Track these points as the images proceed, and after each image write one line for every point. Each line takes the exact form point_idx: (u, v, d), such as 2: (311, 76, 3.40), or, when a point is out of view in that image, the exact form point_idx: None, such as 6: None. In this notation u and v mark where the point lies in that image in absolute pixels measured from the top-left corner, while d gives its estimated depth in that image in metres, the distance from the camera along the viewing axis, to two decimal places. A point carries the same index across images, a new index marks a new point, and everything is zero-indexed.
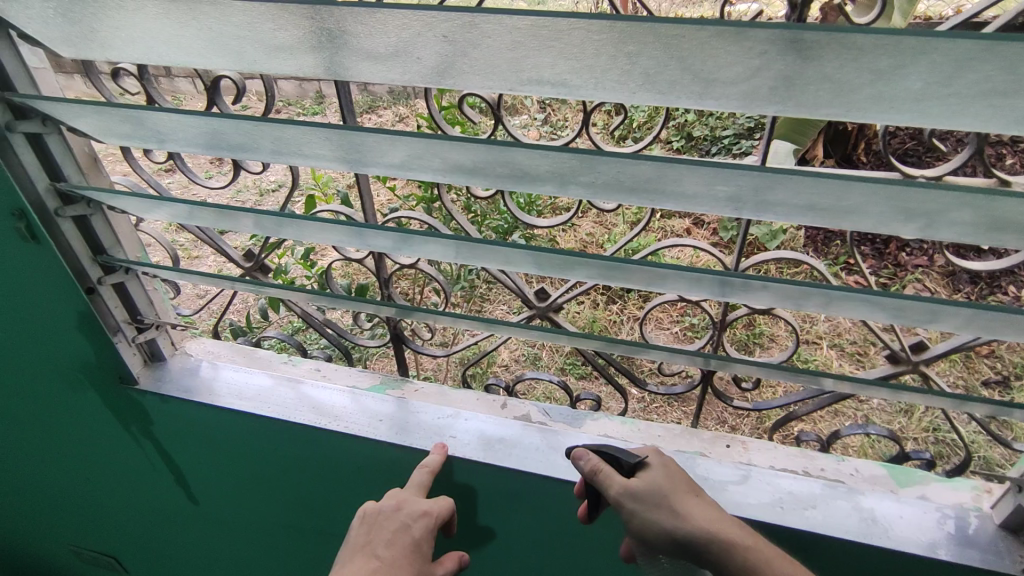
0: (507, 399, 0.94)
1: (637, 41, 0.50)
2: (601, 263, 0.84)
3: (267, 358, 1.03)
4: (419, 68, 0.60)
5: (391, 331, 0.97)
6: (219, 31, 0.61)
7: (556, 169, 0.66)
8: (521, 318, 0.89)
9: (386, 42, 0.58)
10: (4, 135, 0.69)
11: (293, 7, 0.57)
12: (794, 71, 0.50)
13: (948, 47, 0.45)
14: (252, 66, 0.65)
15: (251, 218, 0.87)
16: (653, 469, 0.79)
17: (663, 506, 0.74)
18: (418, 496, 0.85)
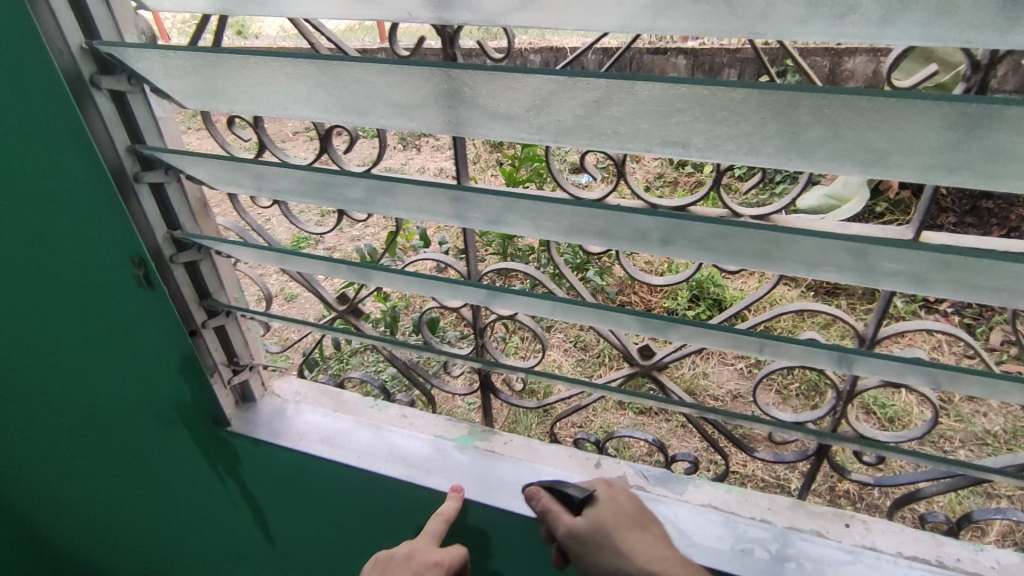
0: (601, 459, 0.88)
1: (813, 109, 0.48)
2: (703, 329, 0.79)
3: (354, 403, 1.00)
4: (553, 129, 0.57)
5: (481, 381, 0.95)
6: (353, 89, 0.61)
7: (682, 229, 0.63)
8: (621, 377, 0.84)
9: (523, 101, 0.56)
10: (130, 186, 0.70)
11: (429, 70, 0.57)
12: (987, 145, 0.46)
13: None
14: (371, 121, 0.64)
15: (349, 267, 0.85)
16: (600, 503, 0.78)
17: (608, 546, 0.74)
18: (430, 545, 0.82)
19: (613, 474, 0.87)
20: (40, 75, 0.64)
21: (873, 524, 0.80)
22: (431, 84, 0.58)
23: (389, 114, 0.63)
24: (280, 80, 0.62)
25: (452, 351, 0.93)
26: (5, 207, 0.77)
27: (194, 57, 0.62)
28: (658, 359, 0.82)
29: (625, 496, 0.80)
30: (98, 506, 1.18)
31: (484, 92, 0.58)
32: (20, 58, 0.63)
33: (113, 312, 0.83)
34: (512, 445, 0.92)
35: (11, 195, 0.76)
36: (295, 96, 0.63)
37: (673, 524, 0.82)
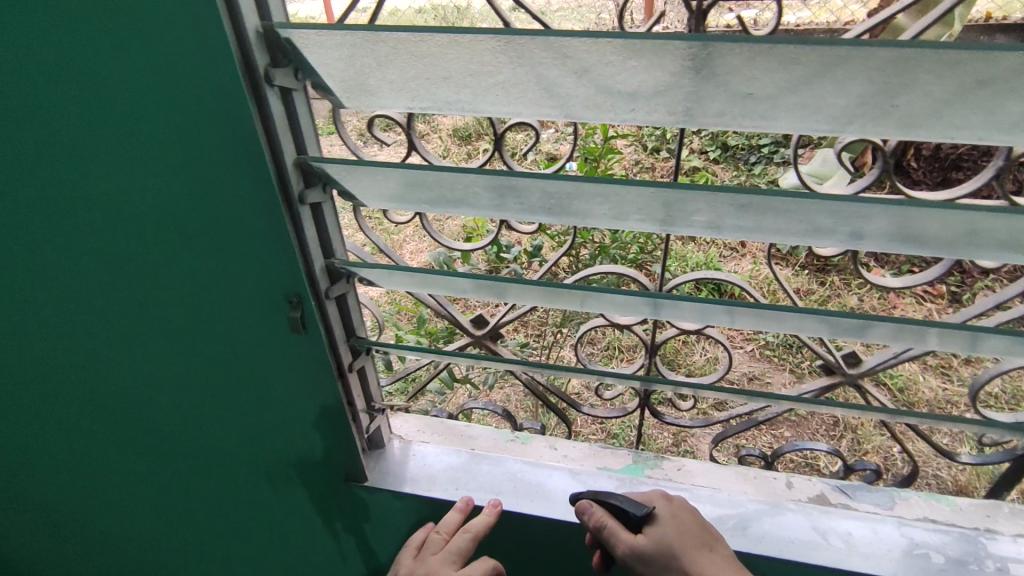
0: (792, 478, 0.84)
1: None
2: (902, 328, 0.69)
3: (489, 437, 0.90)
4: (840, 117, 0.47)
5: (642, 404, 0.86)
6: (590, 83, 0.50)
7: (970, 231, 0.56)
8: (821, 388, 0.79)
9: (786, 79, 0.45)
10: (292, 211, 0.56)
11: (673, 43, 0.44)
12: None
13: None
14: (592, 114, 0.52)
15: (496, 284, 0.73)
16: (663, 521, 0.72)
17: (673, 569, 0.67)
18: (449, 568, 0.73)
19: (810, 492, 0.83)
20: (190, 84, 0.50)
21: None
22: (702, 66, 0.46)
23: (636, 105, 0.51)
24: (501, 69, 0.50)
25: (610, 373, 0.81)
26: (113, 249, 0.63)
27: (397, 46, 0.48)
28: (867, 366, 0.77)
29: (689, 513, 0.73)
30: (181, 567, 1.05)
31: (760, 77, 0.46)
32: (162, 63, 0.49)
33: (244, 363, 0.70)
34: (686, 471, 0.86)
35: (122, 234, 0.61)
36: (520, 89, 0.51)
37: (890, 543, 0.77)
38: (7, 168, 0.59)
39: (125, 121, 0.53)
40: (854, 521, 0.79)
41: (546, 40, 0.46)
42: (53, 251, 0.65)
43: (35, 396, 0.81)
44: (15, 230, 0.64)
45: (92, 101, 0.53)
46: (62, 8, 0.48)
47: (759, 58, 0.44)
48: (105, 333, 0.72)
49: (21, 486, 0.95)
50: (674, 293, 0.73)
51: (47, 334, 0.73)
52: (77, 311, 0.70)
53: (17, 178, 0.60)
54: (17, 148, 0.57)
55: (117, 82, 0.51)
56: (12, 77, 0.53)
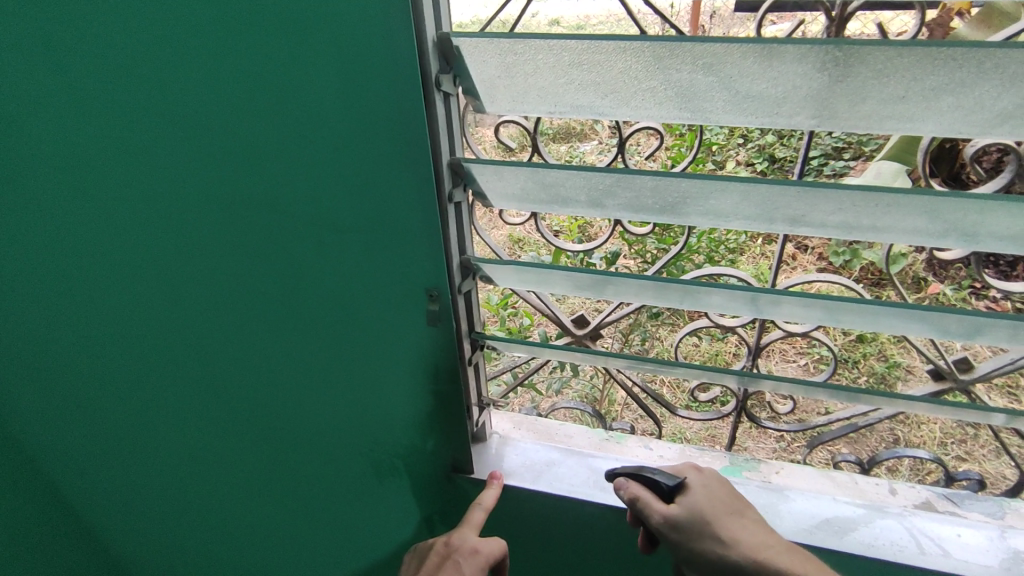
0: (896, 485, 0.84)
1: None
2: (1015, 324, 0.69)
3: (584, 435, 0.93)
4: (984, 116, 0.49)
5: (741, 406, 0.86)
6: (732, 84, 0.52)
7: None
8: (933, 392, 0.79)
9: (936, 83, 0.47)
10: (439, 208, 0.62)
11: (821, 50, 0.47)
12: None
13: None
14: (724, 115, 0.55)
15: (598, 278, 0.75)
16: (695, 490, 0.76)
17: (707, 536, 0.72)
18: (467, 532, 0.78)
19: (914, 500, 0.83)
20: (365, 90, 0.56)
21: None
22: (854, 70, 0.48)
23: (780, 109, 0.53)
24: (652, 74, 0.53)
25: (710, 372, 0.81)
26: (267, 241, 0.70)
27: (559, 54, 0.52)
28: (979, 372, 0.78)
29: (718, 483, 0.78)
30: (272, 544, 1.11)
31: (916, 81, 0.47)
32: (343, 72, 0.55)
33: (373, 348, 0.75)
34: (785, 473, 0.87)
35: (278, 225, 0.68)
36: (664, 94, 0.54)
37: (1002, 553, 0.76)
38: (178, 158, 0.66)
39: (296, 118, 0.60)
40: (961, 528, 0.79)
41: (700, 47, 0.49)
42: (209, 241, 0.72)
43: (166, 374, 0.89)
44: (179, 221, 0.71)
45: (271, 106, 0.59)
46: (259, 25, 0.55)
47: (923, 63, 0.46)
48: (243, 317, 0.78)
49: (135, 459, 1.03)
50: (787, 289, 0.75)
51: (191, 316, 0.81)
52: (220, 295, 0.77)
53: (187, 173, 0.67)
54: (191, 141, 0.64)
55: (297, 88, 0.57)
56: (202, 84, 0.60)
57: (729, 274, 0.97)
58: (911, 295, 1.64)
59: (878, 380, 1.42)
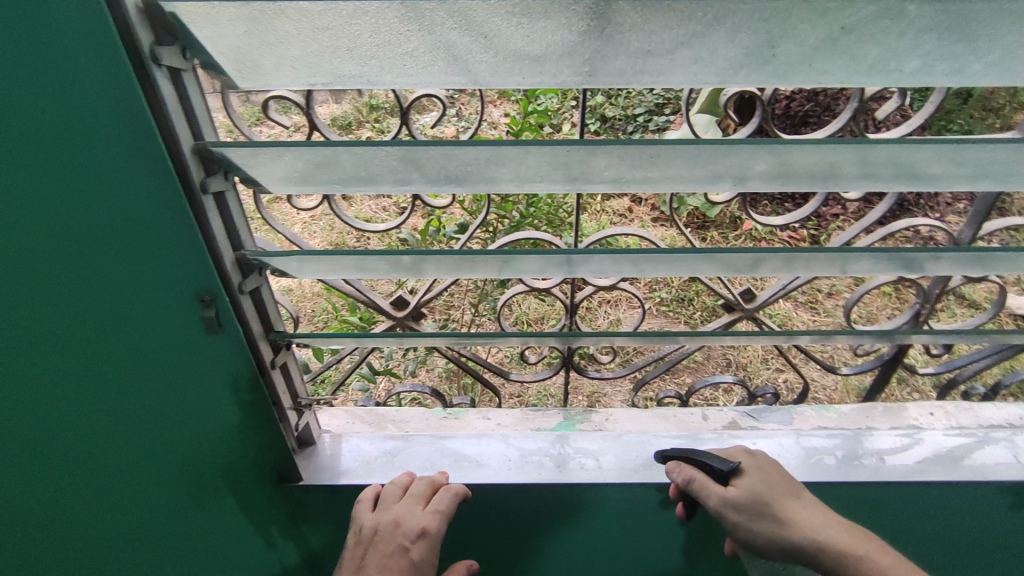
0: (707, 411, 0.93)
1: (970, 26, 0.49)
2: (784, 253, 0.79)
3: (419, 419, 0.92)
4: (717, 67, 0.52)
5: (566, 360, 0.89)
6: (491, 43, 0.50)
7: (827, 168, 0.63)
8: (725, 324, 0.85)
9: (675, 35, 0.50)
10: (194, 202, 0.59)
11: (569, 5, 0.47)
12: None
13: None
14: (496, 78, 0.54)
15: (409, 259, 0.72)
16: (750, 472, 0.79)
17: (768, 517, 0.75)
18: (416, 509, 0.78)
19: (722, 421, 0.92)
20: (60, 60, 0.48)
21: (937, 407, 0.93)
22: (603, 23, 0.49)
23: (542, 68, 0.53)
24: (411, 35, 0.49)
25: (532, 335, 0.83)
26: None
27: (298, 19, 0.47)
28: (762, 300, 0.84)
29: (773, 467, 0.80)
30: None
31: (655, 34, 0.49)
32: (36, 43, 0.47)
33: (148, 369, 0.66)
34: (613, 419, 0.92)
35: None
36: (426, 57, 0.52)
37: (792, 453, 0.88)
38: None
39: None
40: (759, 438, 0.90)
41: (448, 4, 0.47)
42: None
43: None
44: None
45: None
46: None
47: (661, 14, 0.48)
48: None
49: None
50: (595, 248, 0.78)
51: None
52: None
53: None
54: None
55: None
56: None
57: (535, 237, 0.97)
58: (728, 234, 1.82)
59: (709, 315, 1.56)
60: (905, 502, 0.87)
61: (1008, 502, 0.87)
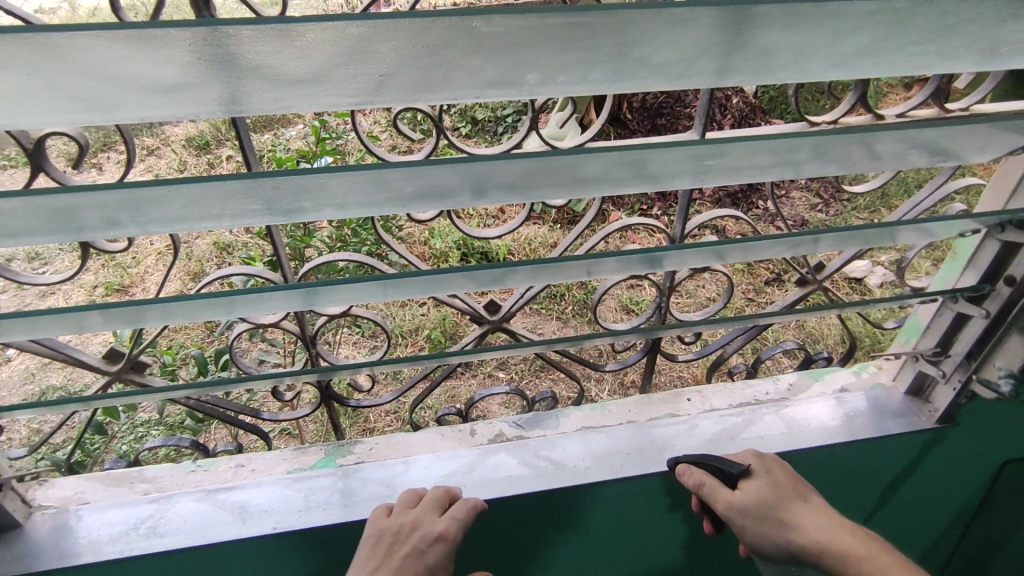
0: (475, 425, 0.93)
1: (568, 36, 0.49)
2: (529, 265, 0.80)
3: (178, 475, 0.85)
4: (345, 90, 0.51)
5: (323, 395, 0.85)
6: (86, 75, 0.47)
7: None
8: (473, 339, 0.84)
9: (305, 64, 0.49)
10: None
11: (159, 32, 0.45)
12: (730, 48, 0.53)
13: (849, 8, 0.50)
14: (113, 113, 0.50)
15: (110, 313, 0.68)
16: (760, 477, 0.82)
17: (774, 520, 0.79)
18: (434, 516, 0.78)
19: (490, 433, 0.93)
20: None
21: (706, 391, 0.98)
22: (224, 54, 0.47)
23: (186, 97, 0.50)
24: (3, 79, 0.45)
25: (278, 374, 0.79)
26: None
27: None
28: (505, 310, 0.85)
29: (782, 469, 0.84)
30: None
31: (278, 58, 0.48)
32: None
33: None
34: (379, 446, 0.91)
35: None
36: (16, 95, 0.47)
37: (569, 457, 0.90)
38: None
39: None
40: (534, 446, 0.91)
41: (19, 37, 0.43)
42: None
43: None
44: None
45: None
46: None
47: (288, 41, 0.47)
48: None
49: None
50: (328, 279, 0.75)
51: None
52: None
53: None
54: None
55: None
56: None
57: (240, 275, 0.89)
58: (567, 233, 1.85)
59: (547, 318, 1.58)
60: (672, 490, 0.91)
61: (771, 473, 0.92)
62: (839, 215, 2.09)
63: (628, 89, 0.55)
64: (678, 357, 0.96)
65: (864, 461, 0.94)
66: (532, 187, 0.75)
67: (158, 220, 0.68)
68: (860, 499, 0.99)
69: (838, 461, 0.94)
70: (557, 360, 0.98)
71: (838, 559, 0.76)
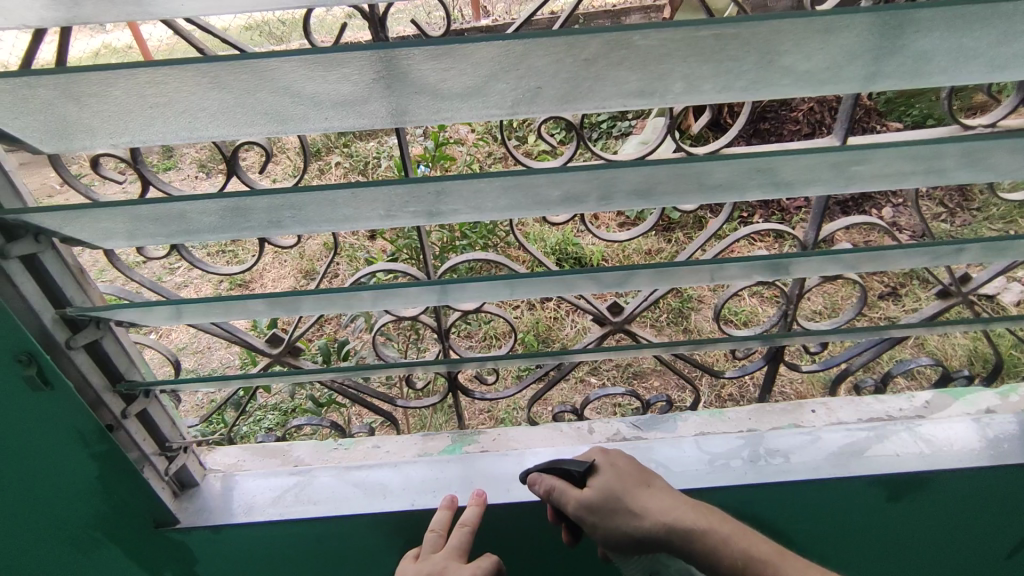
0: (593, 424, 0.95)
1: (719, 45, 0.51)
2: (655, 269, 0.81)
3: (321, 452, 0.94)
4: (502, 102, 0.56)
5: (450, 386, 0.90)
6: (288, 94, 0.54)
7: None
8: (595, 339, 0.87)
9: (467, 79, 0.54)
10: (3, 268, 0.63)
11: (351, 55, 0.51)
12: (884, 53, 0.52)
13: (1017, 7, 0.49)
14: (304, 126, 0.57)
15: (281, 300, 0.76)
16: (603, 473, 0.81)
17: (621, 510, 0.76)
18: (457, 564, 0.77)
19: (607, 433, 0.95)
20: None
21: (831, 403, 0.94)
22: (404, 72, 0.53)
23: (363, 110, 0.56)
24: (225, 98, 0.53)
25: (411, 364, 0.85)
26: None
27: (86, 87, 0.51)
28: (628, 312, 0.86)
29: (620, 461, 0.82)
30: None
31: (448, 74, 0.53)
32: None
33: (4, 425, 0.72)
34: (500, 438, 0.95)
35: None
36: (230, 112, 0.55)
37: (686, 461, 0.90)
38: None
39: None
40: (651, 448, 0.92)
41: (242, 64, 0.51)
42: None
43: None
44: None
45: None
46: None
47: (459, 58, 0.52)
48: None
49: None
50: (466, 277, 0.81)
51: None
52: None
53: None
54: None
55: None
56: None
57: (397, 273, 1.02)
58: None
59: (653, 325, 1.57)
60: (790, 502, 0.89)
61: (904, 494, 0.88)
62: (974, 225, 1.92)
63: (772, 96, 0.56)
64: (804, 367, 0.93)
65: (1011, 488, 0.88)
66: (664, 194, 0.76)
67: (326, 220, 0.73)
68: (997, 531, 0.92)
69: (981, 487, 0.87)
70: (675, 364, 0.99)
71: (686, 538, 0.73)
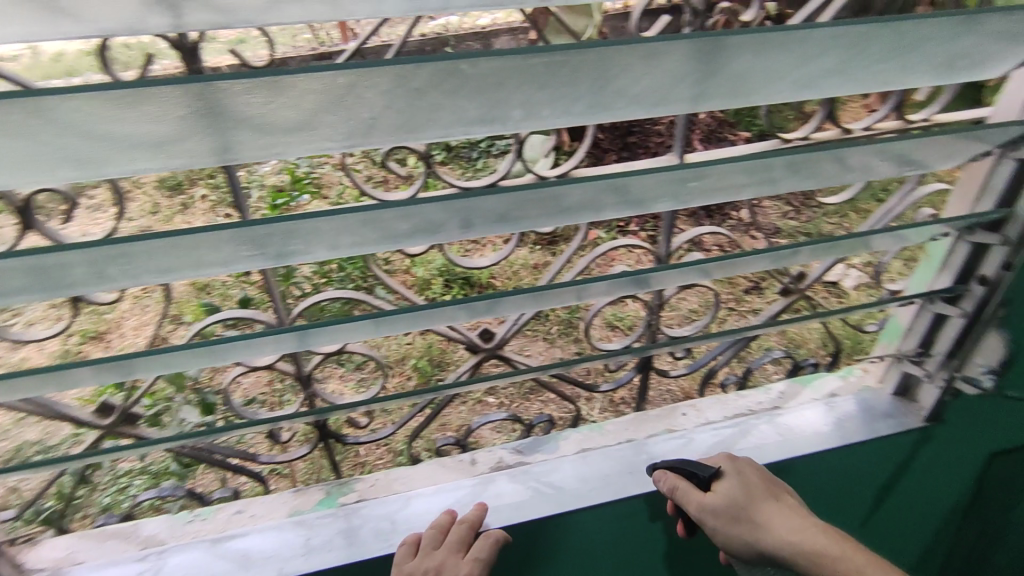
0: (475, 454, 0.93)
1: (551, 73, 0.51)
2: (521, 293, 0.81)
3: (179, 528, 0.84)
4: (335, 134, 0.52)
5: (320, 434, 0.84)
6: (79, 135, 0.47)
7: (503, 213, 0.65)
8: (469, 368, 0.85)
9: (293, 113, 0.50)
10: None
11: (151, 91, 0.45)
12: (704, 77, 0.55)
13: (810, 34, 0.54)
14: (106, 171, 0.50)
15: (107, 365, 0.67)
16: (736, 478, 0.84)
17: (758, 518, 0.81)
18: (457, 558, 0.79)
19: (491, 462, 0.93)
20: None
21: (700, 404, 0.99)
22: (219, 107, 0.48)
23: (178, 150, 0.50)
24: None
25: (272, 419, 0.78)
26: None
27: None
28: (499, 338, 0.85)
29: (754, 469, 0.85)
30: None
31: (269, 108, 0.49)
32: None
33: None
34: (380, 482, 0.90)
35: None
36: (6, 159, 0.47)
37: (571, 480, 0.90)
38: None
39: None
40: (537, 471, 0.91)
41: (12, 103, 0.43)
42: None
43: None
44: None
45: None
46: None
47: (280, 92, 0.48)
48: None
49: None
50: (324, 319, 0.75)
51: None
52: None
53: None
54: None
55: None
56: None
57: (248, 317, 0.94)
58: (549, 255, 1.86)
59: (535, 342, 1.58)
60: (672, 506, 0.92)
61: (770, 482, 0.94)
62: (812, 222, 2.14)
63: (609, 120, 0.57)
64: (672, 372, 0.97)
65: (858, 463, 0.96)
66: (523, 218, 0.76)
67: (153, 271, 0.65)
68: (851, 503, 1.01)
69: (833, 466, 0.95)
70: (553, 383, 0.99)
71: (810, 561, 0.76)
